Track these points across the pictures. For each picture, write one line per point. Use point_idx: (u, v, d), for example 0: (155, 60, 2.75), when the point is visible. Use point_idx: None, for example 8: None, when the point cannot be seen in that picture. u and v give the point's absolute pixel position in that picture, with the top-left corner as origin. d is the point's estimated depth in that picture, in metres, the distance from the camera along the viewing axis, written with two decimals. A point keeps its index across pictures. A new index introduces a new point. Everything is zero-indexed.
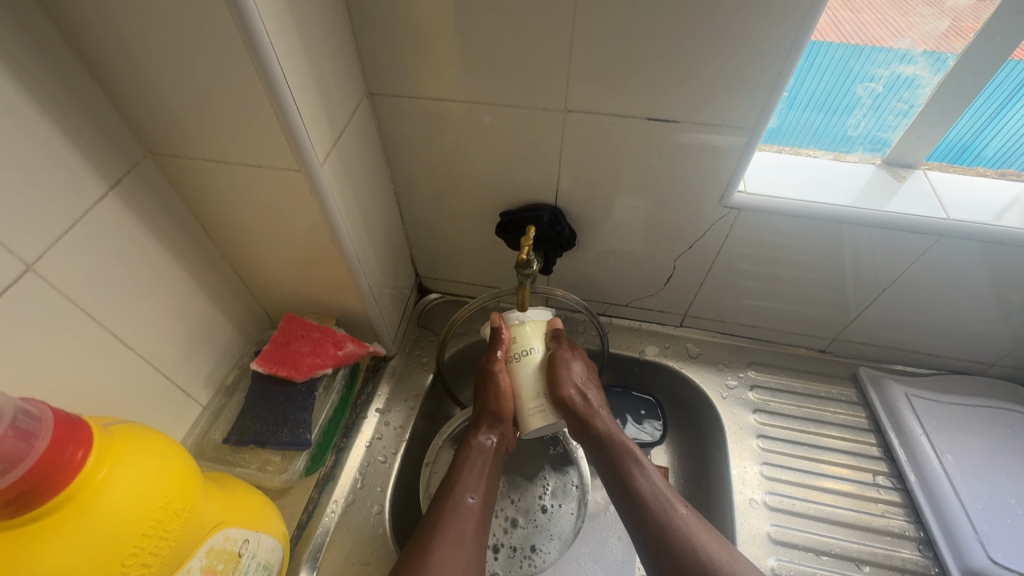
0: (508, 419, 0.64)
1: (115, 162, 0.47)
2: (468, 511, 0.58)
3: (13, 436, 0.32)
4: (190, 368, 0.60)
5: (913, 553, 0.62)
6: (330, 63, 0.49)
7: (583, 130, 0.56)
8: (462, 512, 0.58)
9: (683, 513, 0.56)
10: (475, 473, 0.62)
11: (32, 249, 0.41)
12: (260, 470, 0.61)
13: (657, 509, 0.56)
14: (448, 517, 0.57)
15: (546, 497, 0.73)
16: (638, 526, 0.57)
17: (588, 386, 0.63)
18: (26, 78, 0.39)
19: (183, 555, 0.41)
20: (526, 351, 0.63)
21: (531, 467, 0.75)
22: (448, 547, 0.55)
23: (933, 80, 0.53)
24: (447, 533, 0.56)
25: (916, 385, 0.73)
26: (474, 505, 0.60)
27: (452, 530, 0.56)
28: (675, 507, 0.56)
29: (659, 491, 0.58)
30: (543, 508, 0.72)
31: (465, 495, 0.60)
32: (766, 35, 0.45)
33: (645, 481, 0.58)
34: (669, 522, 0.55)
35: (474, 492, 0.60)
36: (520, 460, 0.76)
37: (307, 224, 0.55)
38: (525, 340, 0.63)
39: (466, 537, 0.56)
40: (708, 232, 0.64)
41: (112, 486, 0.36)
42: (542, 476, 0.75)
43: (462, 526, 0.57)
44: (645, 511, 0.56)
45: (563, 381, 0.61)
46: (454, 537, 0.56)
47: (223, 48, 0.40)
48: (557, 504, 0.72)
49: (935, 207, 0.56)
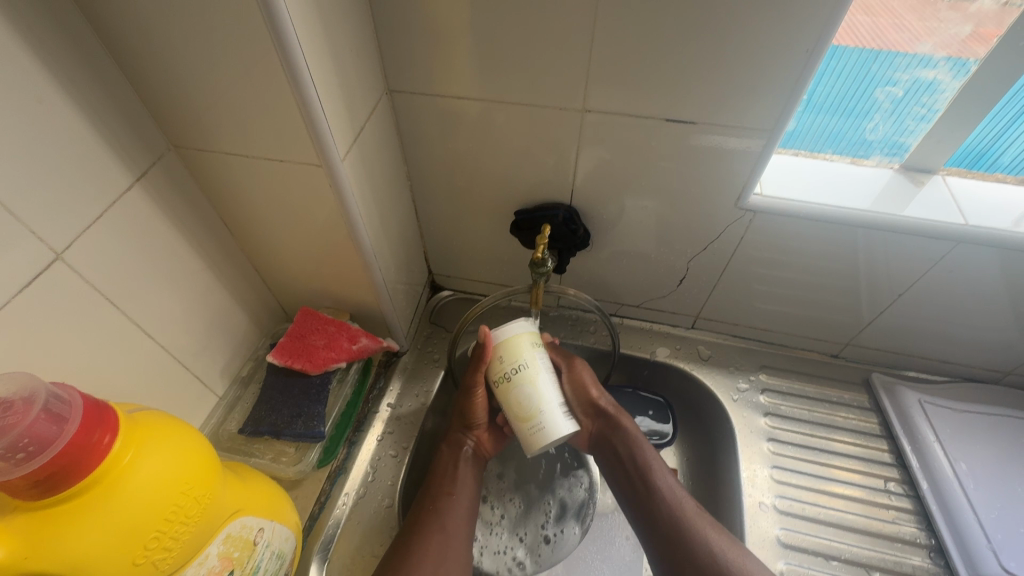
0: (481, 423, 0.66)
1: (140, 154, 0.48)
2: (448, 505, 0.60)
3: (45, 419, 0.34)
4: (207, 358, 0.61)
5: (924, 560, 0.62)
6: (352, 60, 0.50)
7: (600, 131, 0.56)
8: (442, 506, 0.59)
9: (692, 509, 0.56)
10: (453, 471, 0.63)
11: (62, 238, 0.42)
12: (275, 460, 0.62)
13: (667, 499, 0.57)
14: (428, 510, 0.59)
15: (549, 524, 0.71)
16: (649, 521, 0.57)
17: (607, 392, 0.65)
18: (60, 72, 0.40)
19: (202, 541, 0.42)
20: (515, 369, 0.57)
21: (540, 477, 0.75)
22: (431, 536, 0.56)
23: (955, 85, 0.53)
24: (427, 525, 0.57)
25: (930, 392, 0.72)
26: (454, 499, 0.61)
27: (432, 523, 0.58)
28: (685, 504, 0.57)
29: (671, 486, 0.58)
30: (547, 538, 0.70)
31: (445, 492, 0.61)
32: (787, 38, 0.45)
33: (658, 477, 0.59)
34: (679, 515, 0.56)
35: (454, 488, 0.62)
36: (528, 479, 0.74)
37: (325, 218, 0.55)
38: (512, 356, 0.57)
39: (449, 528, 0.58)
40: (723, 235, 0.64)
41: (138, 470, 0.37)
42: (546, 498, 0.73)
43: (443, 519, 0.58)
44: (656, 507, 0.57)
45: (584, 385, 0.64)
46: (435, 530, 0.57)
47: (251, 44, 0.41)
48: (560, 530, 0.70)
49: (953, 213, 0.56)
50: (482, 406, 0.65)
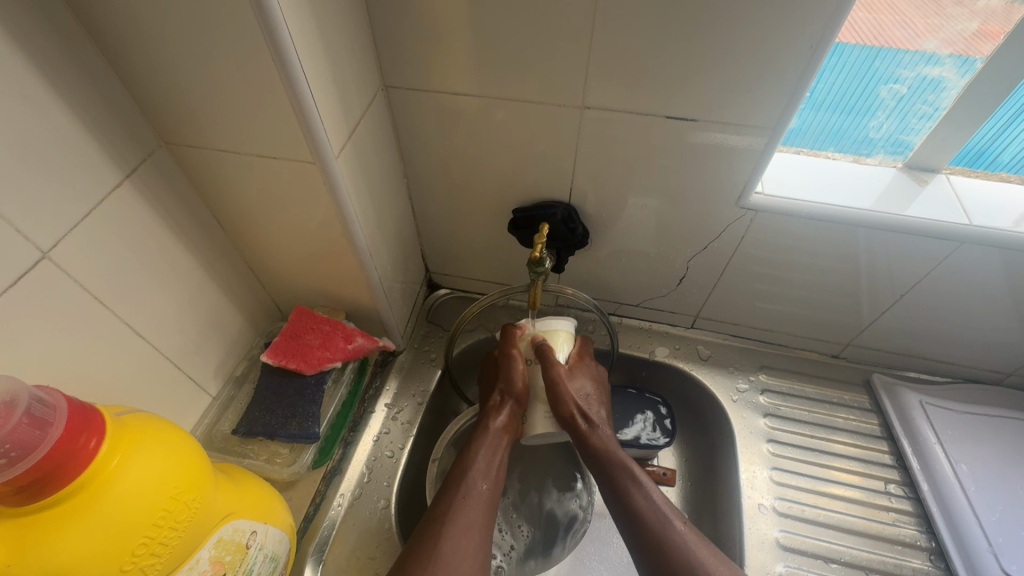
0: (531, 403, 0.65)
1: (130, 150, 0.47)
2: (480, 496, 0.57)
3: (28, 423, 0.33)
4: (200, 358, 0.60)
5: (924, 563, 0.61)
6: (347, 55, 0.49)
7: (599, 128, 0.55)
8: (473, 498, 0.57)
9: (680, 527, 0.55)
10: (488, 457, 0.61)
11: (49, 236, 0.41)
12: (268, 462, 0.61)
13: (653, 520, 0.55)
14: (460, 503, 0.56)
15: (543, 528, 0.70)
16: (635, 542, 0.56)
17: (592, 407, 0.63)
18: (47, 66, 0.39)
19: (192, 546, 0.41)
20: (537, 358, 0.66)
21: (541, 489, 0.73)
22: (459, 534, 0.54)
23: (961, 83, 0.52)
24: (457, 520, 0.55)
25: (931, 394, 0.72)
26: (486, 490, 0.58)
27: (463, 517, 0.55)
28: (673, 523, 0.55)
29: (658, 502, 0.57)
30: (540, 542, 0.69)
31: (477, 481, 0.59)
32: (790, 35, 0.45)
33: (641, 498, 0.57)
34: (665, 536, 0.54)
35: (485, 478, 0.59)
36: (528, 497, 0.72)
37: (320, 215, 0.54)
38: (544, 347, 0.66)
39: (477, 522, 0.55)
40: (724, 234, 0.63)
41: (125, 475, 0.36)
42: (541, 505, 0.72)
43: (473, 512, 0.56)
44: (641, 529, 0.55)
45: (565, 401, 0.62)
46: (465, 524, 0.55)
47: (242, 39, 0.40)
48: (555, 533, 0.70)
49: (957, 213, 0.55)
50: (521, 372, 0.65)
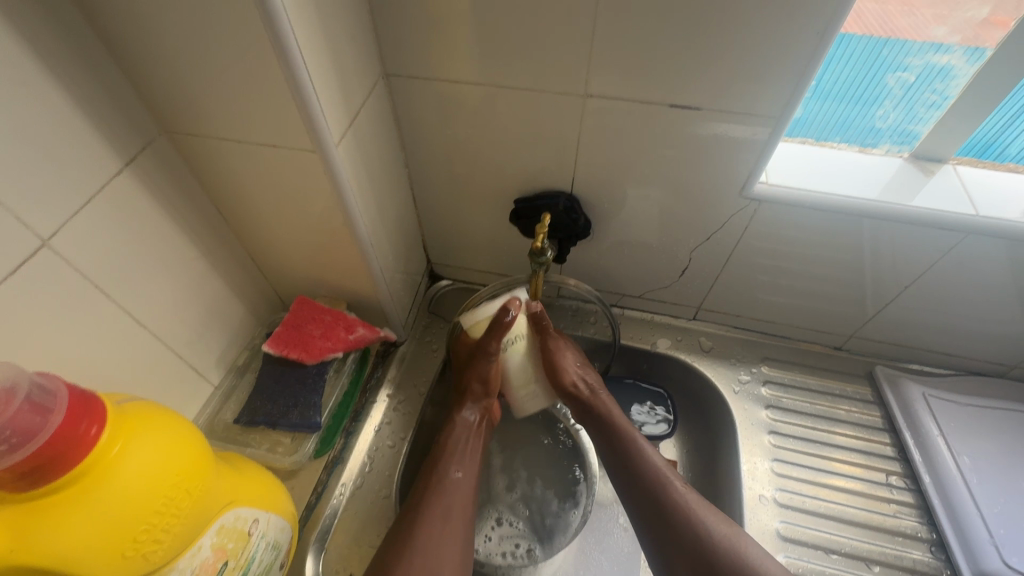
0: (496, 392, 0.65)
1: (129, 138, 0.47)
2: (453, 486, 0.59)
3: (29, 410, 0.33)
4: (202, 347, 0.60)
5: (925, 554, 0.61)
6: (347, 41, 0.48)
7: (601, 117, 0.54)
8: (447, 486, 0.59)
9: (681, 488, 0.56)
10: (461, 447, 0.62)
11: (48, 224, 0.41)
12: (271, 451, 0.61)
13: (654, 485, 0.57)
14: (434, 492, 0.58)
15: (546, 513, 0.70)
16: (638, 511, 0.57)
17: (587, 372, 0.64)
18: (45, 53, 0.39)
19: (195, 533, 0.41)
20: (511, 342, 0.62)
21: (551, 480, 0.73)
22: (434, 522, 0.55)
23: (970, 71, 0.51)
24: (431, 509, 0.56)
25: (935, 386, 0.71)
26: (460, 478, 0.60)
27: (437, 506, 0.57)
28: (672, 483, 0.56)
29: (657, 467, 0.58)
30: (544, 525, 0.69)
31: (449, 471, 0.60)
32: (799, 19, 0.44)
33: (642, 459, 0.59)
34: (667, 497, 0.55)
35: (459, 467, 0.61)
36: (536, 487, 0.73)
37: (320, 205, 0.54)
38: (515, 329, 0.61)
39: (452, 511, 0.57)
40: (727, 225, 0.62)
41: (127, 462, 0.36)
42: (540, 490, 0.72)
43: (448, 500, 0.58)
44: (643, 491, 0.57)
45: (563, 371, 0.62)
46: (438, 513, 0.56)
47: (240, 24, 0.39)
48: (560, 515, 0.70)
49: (964, 203, 0.55)
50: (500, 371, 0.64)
